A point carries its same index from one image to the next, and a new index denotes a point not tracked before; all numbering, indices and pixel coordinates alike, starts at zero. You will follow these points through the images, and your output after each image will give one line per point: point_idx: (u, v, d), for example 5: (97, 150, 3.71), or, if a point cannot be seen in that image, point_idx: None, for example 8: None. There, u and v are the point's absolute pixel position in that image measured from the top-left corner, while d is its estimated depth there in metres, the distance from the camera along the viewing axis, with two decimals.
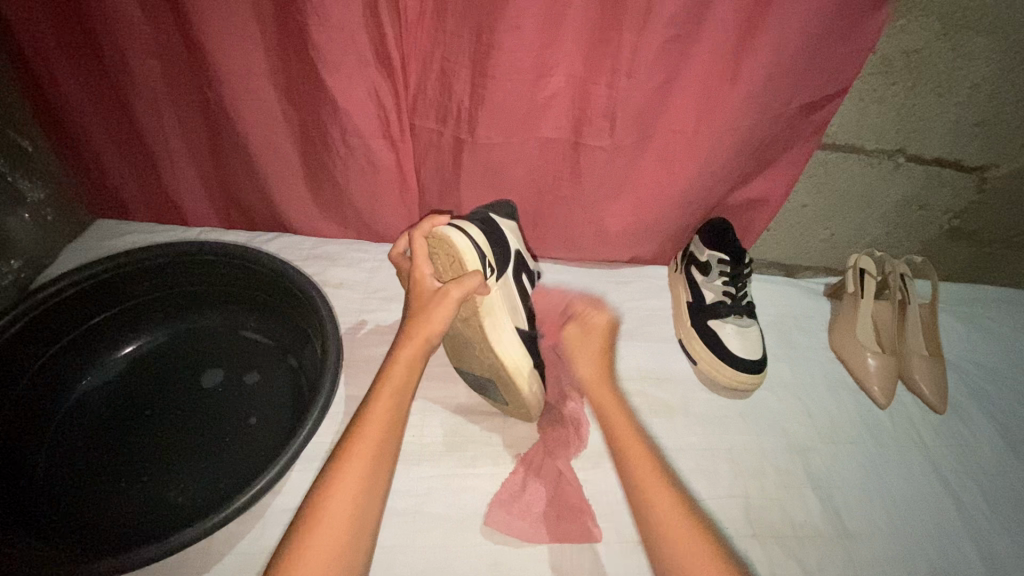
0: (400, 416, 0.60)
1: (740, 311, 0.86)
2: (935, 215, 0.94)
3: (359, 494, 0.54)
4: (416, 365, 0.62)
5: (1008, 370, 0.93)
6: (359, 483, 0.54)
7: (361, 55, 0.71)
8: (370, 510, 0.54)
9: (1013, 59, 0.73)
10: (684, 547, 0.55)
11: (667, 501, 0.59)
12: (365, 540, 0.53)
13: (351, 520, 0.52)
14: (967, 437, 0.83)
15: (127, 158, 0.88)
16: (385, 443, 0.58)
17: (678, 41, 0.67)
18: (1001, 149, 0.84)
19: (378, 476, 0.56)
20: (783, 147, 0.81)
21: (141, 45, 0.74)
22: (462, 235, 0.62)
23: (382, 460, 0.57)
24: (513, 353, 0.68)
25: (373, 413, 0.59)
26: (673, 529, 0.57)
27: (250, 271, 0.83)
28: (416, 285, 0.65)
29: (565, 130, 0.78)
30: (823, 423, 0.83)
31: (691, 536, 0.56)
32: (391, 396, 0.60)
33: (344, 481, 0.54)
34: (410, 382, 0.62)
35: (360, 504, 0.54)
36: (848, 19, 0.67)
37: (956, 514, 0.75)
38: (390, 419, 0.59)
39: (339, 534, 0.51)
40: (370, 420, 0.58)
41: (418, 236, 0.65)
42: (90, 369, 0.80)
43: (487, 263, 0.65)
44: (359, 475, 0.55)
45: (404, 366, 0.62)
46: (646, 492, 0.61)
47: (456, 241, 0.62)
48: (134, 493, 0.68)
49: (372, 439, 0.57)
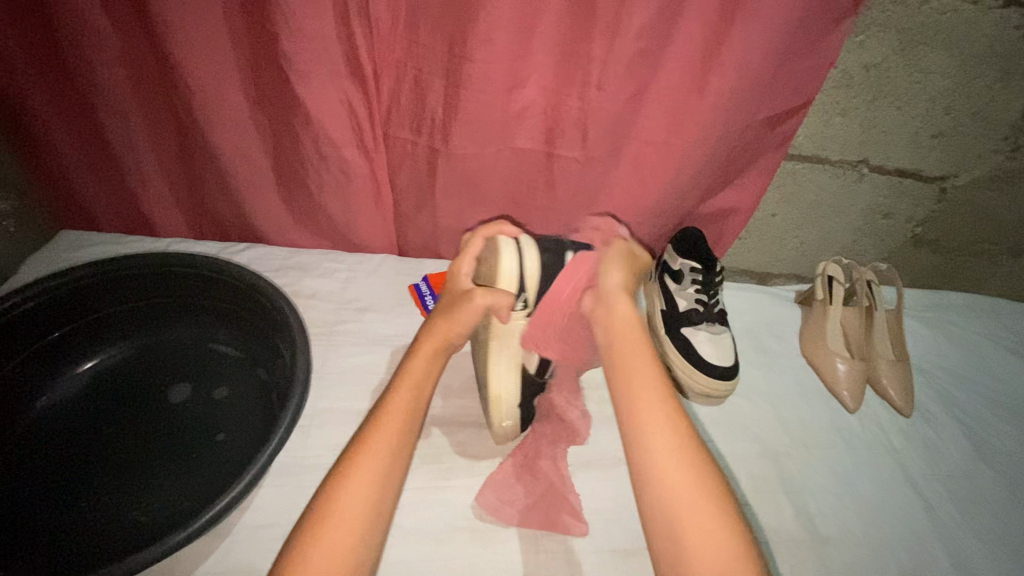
0: (418, 412, 0.60)
1: (713, 317, 0.86)
2: (898, 223, 0.97)
3: (377, 484, 0.54)
4: (434, 361, 0.65)
5: (971, 373, 0.96)
6: (376, 478, 0.54)
7: (334, 65, 0.70)
8: (382, 509, 0.53)
9: (967, 74, 0.76)
10: (668, 463, 0.55)
11: (672, 432, 0.58)
12: (376, 540, 0.52)
13: (368, 509, 0.52)
14: (933, 439, 0.85)
15: (94, 168, 0.86)
16: (401, 441, 0.57)
17: (647, 54, 0.68)
18: (958, 161, 0.87)
19: (394, 475, 0.55)
20: (752, 158, 0.82)
21: (109, 53, 0.73)
22: (514, 257, 0.67)
23: (401, 453, 0.57)
24: (501, 382, 0.71)
25: (391, 405, 0.59)
26: (645, 403, 0.60)
27: (220, 282, 0.82)
28: (453, 279, 0.71)
29: (539, 140, 0.79)
30: (796, 428, 0.84)
31: (661, 414, 0.59)
32: (408, 396, 0.60)
33: (360, 475, 0.53)
34: (430, 384, 0.63)
35: (376, 499, 0.53)
36: (809, 33, 0.69)
37: (924, 515, 0.77)
38: (406, 419, 0.59)
39: (353, 527, 0.51)
40: (387, 416, 0.58)
41: (478, 237, 0.70)
42: (50, 385, 0.78)
43: (522, 296, 0.68)
44: (375, 470, 0.54)
45: (425, 359, 0.64)
46: (632, 383, 0.62)
47: (503, 260, 0.66)
48: (98, 512, 0.66)
49: (391, 430, 0.57)
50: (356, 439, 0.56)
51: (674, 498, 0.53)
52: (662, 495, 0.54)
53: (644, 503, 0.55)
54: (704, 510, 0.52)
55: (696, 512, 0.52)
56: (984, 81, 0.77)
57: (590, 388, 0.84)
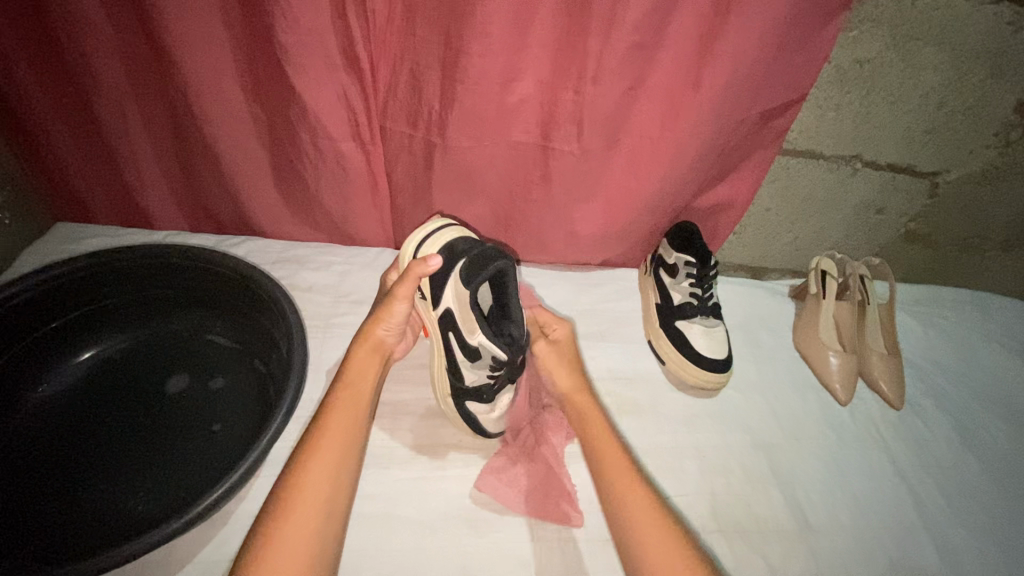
0: (364, 413, 0.63)
1: (707, 312, 0.88)
2: (891, 218, 0.97)
3: (330, 479, 0.56)
4: (373, 361, 0.69)
5: (961, 367, 0.97)
6: (332, 459, 0.58)
7: (330, 57, 0.71)
8: (342, 484, 0.57)
9: (958, 70, 0.77)
10: (635, 510, 0.60)
11: (629, 491, 0.62)
12: (339, 512, 0.56)
13: (323, 503, 0.55)
14: (923, 431, 0.87)
15: (90, 161, 0.86)
16: (355, 421, 0.62)
17: (642, 48, 0.69)
18: (950, 156, 0.88)
19: (350, 455, 0.59)
20: (746, 152, 0.83)
21: (104, 45, 0.73)
22: (413, 242, 0.77)
23: (351, 450, 0.59)
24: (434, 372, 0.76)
25: (338, 407, 0.62)
26: (606, 455, 0.66)
27: (215, 274, 0.82)
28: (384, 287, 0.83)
29: (535, 133, 0.79)
30: (788, 420, 0.85)
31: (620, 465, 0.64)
32: (352, 388, 0.64)
33: (319, 456, 0.57)
34: (369, 380, 0.66)
35: (335, 476, 0.57)
36: (803, 29, 0.69)
37: (912, 505, 0.78)
38: (357, 404, 0.63)
39: (311, 520, 0.53)
40: (338, 402, 0.62)
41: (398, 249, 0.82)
42: (46, 374, 0.78)
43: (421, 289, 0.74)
44: (335, 452, 0.58)
45: (364, 359, 0.68)
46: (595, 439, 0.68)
47: (406, 248, 0.77)
48: (93, 501, 0.66)
49: (340, 429, 0.60)
50: (311, 430, 0.60)
51: (641, 546, 0.58)
52: (635, 549, 0.58)
53: (622, 554, 0.59)
54: (674, 558, 0.56)
55: (665, 556, 0.56)
56: (976, 77, 0.78)
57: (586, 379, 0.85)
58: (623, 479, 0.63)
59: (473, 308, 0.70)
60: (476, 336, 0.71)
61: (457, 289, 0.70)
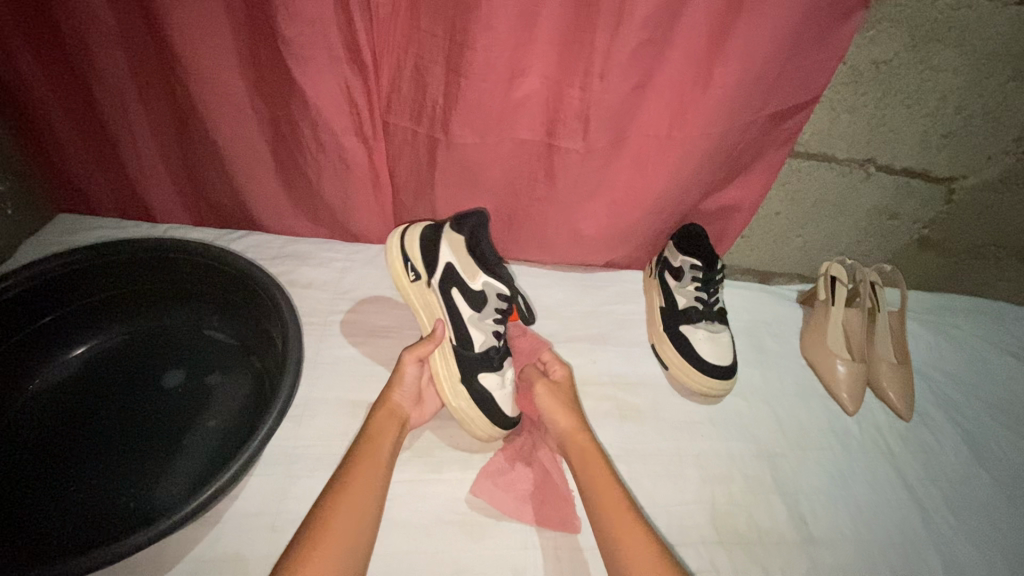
0: (389, 459, 0.64)
1: (712, 316, 0.86)
2: (904, 224, 0.95)
3: (356, 519, 0.57)
4: (390, 425, 0.67)
5: (973, 378, 0.95)
6: (359, 500, 0.58)
7: (333, 50, 0.69)
8: (366, 526, 0.57)
9: (979, 74, 0.74)
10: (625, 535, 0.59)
11: (626, 519, 0.61)
12: (362, 552, 0.55)
13: (349, 542, 0.55)
14: (931, 443, 0.84)
15: (91, 151, 0.85)
16: (381, 466, 0.63)
17: (651, 45, 0.67)
18: (968, 162, 0.85)
19: (374, 497, 0.60)
20: (756, 154, 0.81)
21: (105, 36, 0.72)
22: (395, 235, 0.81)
23: (377, 492, 0.60)
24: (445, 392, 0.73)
25: (366, 454, 0.63)
26: (596, 478, 0.65)
27: (214, 269, 0.82)
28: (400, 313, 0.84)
29: (540, 131, 0.77)
30: (793, 430, 0.83)
31: (606, 486, 0.64)
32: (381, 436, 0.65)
33: (347, 495, 0.58)
34: (390, 437, 0.66)
35: (361, 517, 0.57)
36: (819, 27, 0.67)
37: (919, 520, 0.76)
38: (382, 449, 0.64)
39: (336, 558, 0.53)
40: (367, 447, 0.63)
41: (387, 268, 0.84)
42: (42, 368, 0.78)
43: (411, 265, 0.79)
44: (361, 492, 0.59)
45: (388, 412, 0.68)
46: (583, 467, 0.67)
47: (389, 247, 0.81)
48: (86, 497, 0.66)
49: (371, 471, 0.61)
50: (340, 471, 0.61)
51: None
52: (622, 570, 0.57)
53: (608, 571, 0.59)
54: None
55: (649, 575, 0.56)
56: (998, 80, 0.75)
57: (584, 383, 0.84)
58: (617, 506, 0.62)
59: (470, 251, 0.73)
60: (479, 278, 0.73)
61: (451, 242, 0.74)
